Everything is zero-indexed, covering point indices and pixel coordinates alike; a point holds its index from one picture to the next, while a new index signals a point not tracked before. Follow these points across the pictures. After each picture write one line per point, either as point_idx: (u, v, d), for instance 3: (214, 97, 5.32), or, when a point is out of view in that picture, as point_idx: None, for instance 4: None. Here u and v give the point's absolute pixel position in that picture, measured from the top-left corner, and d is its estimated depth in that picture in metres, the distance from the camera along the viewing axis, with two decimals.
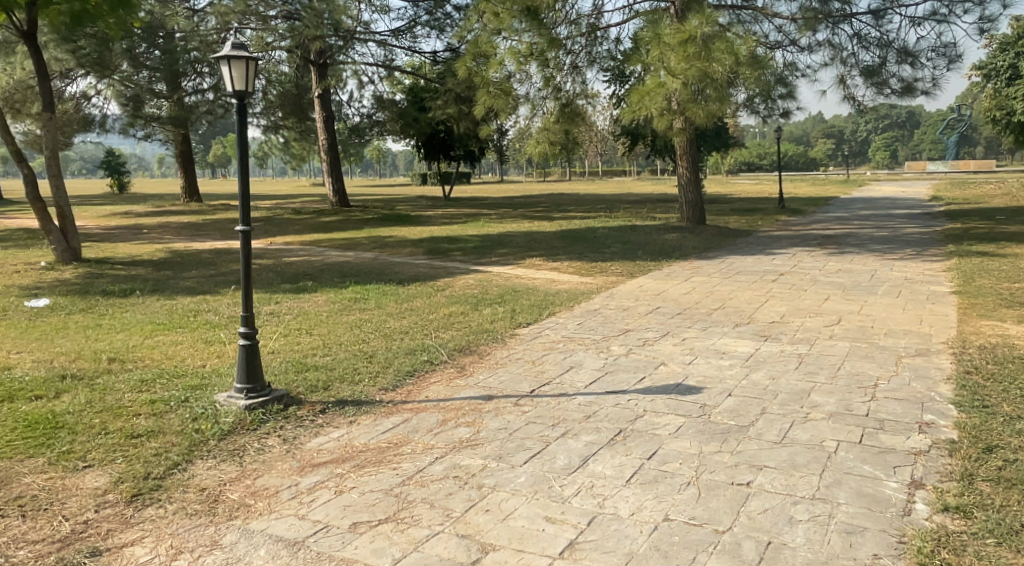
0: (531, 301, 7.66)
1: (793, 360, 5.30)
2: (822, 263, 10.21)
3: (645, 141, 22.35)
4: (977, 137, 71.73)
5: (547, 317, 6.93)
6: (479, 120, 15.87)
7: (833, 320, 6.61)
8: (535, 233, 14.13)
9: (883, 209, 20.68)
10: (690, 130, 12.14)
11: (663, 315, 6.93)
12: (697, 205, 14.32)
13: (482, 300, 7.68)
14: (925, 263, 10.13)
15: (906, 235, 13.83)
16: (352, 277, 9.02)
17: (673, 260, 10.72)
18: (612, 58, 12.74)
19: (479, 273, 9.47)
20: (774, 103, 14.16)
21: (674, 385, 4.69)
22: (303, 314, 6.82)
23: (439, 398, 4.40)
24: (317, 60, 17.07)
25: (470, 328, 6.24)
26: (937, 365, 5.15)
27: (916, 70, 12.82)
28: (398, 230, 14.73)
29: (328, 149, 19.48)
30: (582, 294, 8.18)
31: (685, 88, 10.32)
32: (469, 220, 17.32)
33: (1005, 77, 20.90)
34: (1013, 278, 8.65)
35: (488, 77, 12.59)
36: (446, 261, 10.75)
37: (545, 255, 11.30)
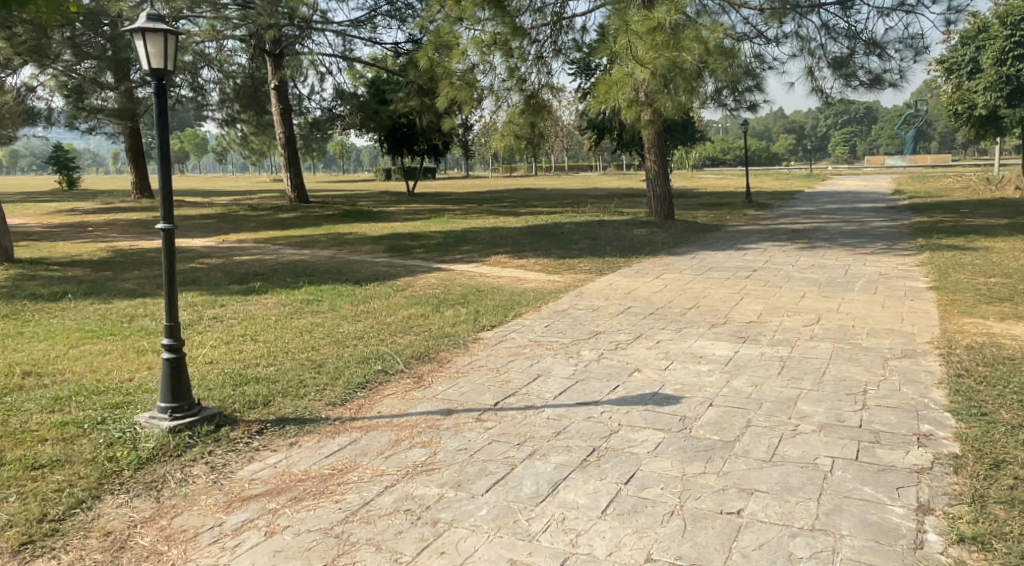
0: (496, 301, 7.25)
1: (774, 364, 4.97)
2: (794, 258, 9.96)
3: (611, 135, 22.06)
4: (933, 132, 73.16)
5: (513, 319, 6.52)
6: (441, 113, 15.39)
7: (812, 319, 6.32)
8: (500, 229, 13.71)
9: (848, 204, 20.67)
10: (659, 123, 11.80)
11: (634, 316, 6.57)
12: (665, 199, 14.03)
13: (445, 301, 7.25)
14: (897, 257, 9.95)
15: (874, 229, 13.70)
16: (306, 277, 8.51)
17: (643, 256, 10.40)
18: (578, 48, 12.34)
19: (442, 272, 9.03)
20: (741, 96, 13.91)
21: (650, 394, 4.32)
22: (250, 319, 6.31)
23: (392, 414, 3.97)
24: (273, 50, 16.57)
25: (430, 333, 5.80)
26: (926, 367, 4.86)
27: (883, 62, 12.68)
28: (358, 226, 14.20)
29: (286, 143, 18.77)
30: (550, 293, 7.79)
31: (653, 78, 9.95)
32: (433, 216, 16.86)
33: (966, 71, 20.99)
34: (987, 272, 8.47)
35: (450, 68, 12.11)
36: (407, 258, 10.29)
37: (510, 252, 10.89)
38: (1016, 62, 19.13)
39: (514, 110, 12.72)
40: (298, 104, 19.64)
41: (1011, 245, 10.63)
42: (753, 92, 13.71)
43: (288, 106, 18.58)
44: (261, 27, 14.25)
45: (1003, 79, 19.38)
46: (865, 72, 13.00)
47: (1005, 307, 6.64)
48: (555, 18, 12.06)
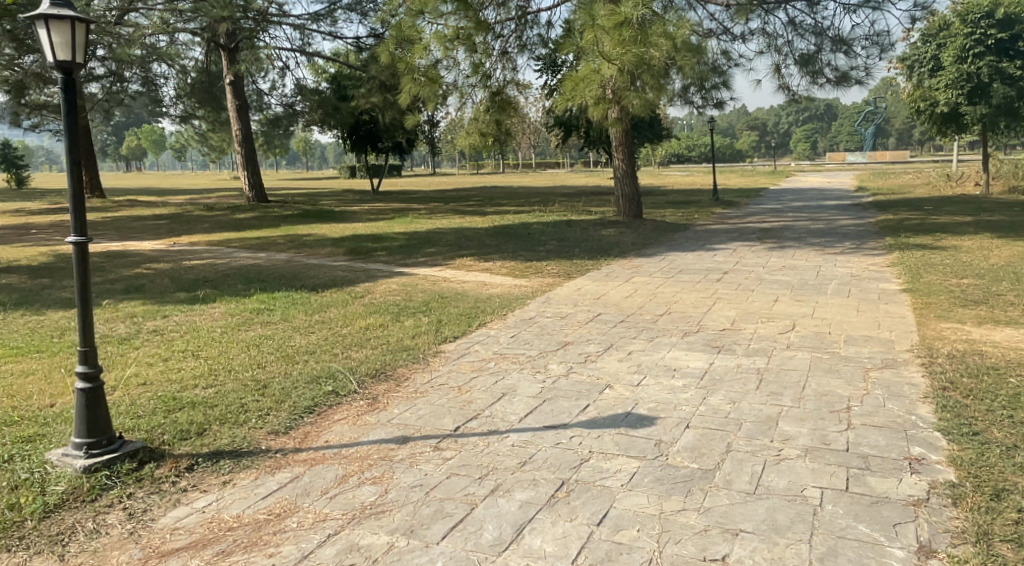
0: (460, 309, 6.90)
1: (752, 378, 4.70)
2: (765, 260, 9.78)
3: (578, 132, 21.81)
4: (891, 129, 74.47)
5: (477, 328, 6.18)
6: (404, 109, 14.98)
7: (787, 325, 6.08)
8: (465, 229, 13.35)
9: (814, 201, 20.71)
10: (627, 121, 11.54)
11: (604, 324, 6.28)
12: (633, 198, 13.79)
13: (405, 309, 6.88)
14: (866, 258, 9.81)
15: (842, 227, 13.62)
16: (259, 283, 8.08)
17: (612, 258, 10.13)
18: (544, 43, 12.01)
19: (404, 276, 8.65)
20: (708, 94, 13.74)
21: (622, 415, 4.01)
22: (193, 332, 5.89)
23: (341, 443, 3.61)
24: (228, 44, 15.99)
25: (387, 346, 5.44)
26: (909, 379, 4.62)
27: (850, 59, 12.57)
28: (319, 227, 13.73)
29: (243, 141, 18.14)
30: (516, 299, 7.46)
31: (621, 75, 9.67)
32: (396, 215, 16.45)
33: (928, 68, 21.12)
34: (958, 273, 8.35)
35: (412, 63, 11.72)
36: (368, 262, 9.89)
37: (475, 254, 10.55)
38: (977, 60, 19.37)
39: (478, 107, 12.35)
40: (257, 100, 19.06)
41: (979, 244, 10.58)
42: (720, 89, 13.54)
43: (244, 102, 17.83)
44: (214, 20, 13.67)
45: (964, 77, 19.63)
46: (832, 70, 12.89)
47: (980, 311, 6.48)
48: (519, 13, 11.71)
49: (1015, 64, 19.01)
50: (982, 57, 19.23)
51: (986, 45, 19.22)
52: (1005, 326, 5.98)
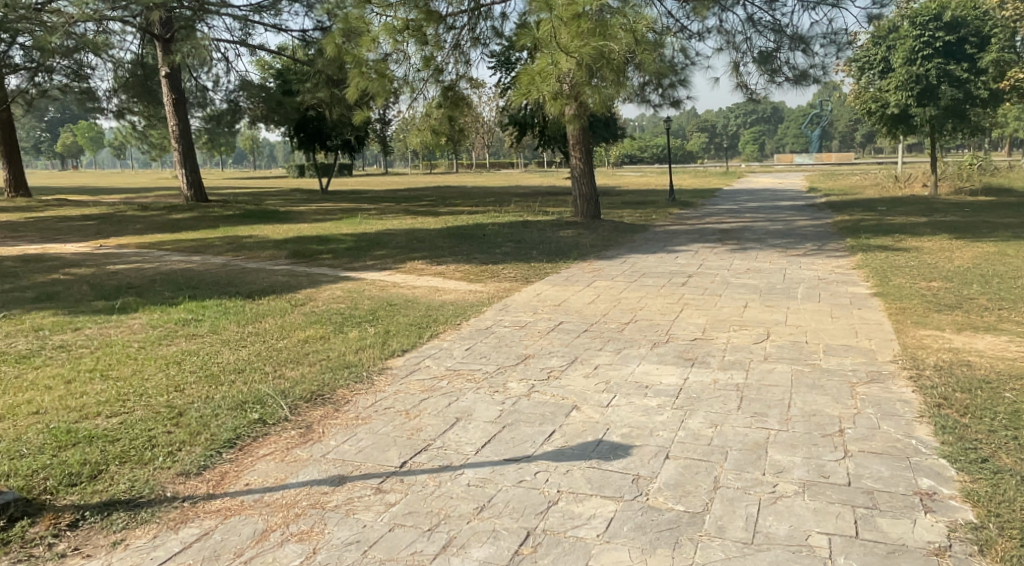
0: (410, 318, 6.34)
1: (732, 396, 4.27)
2: (728, 262, 9.45)
3: (533, 131, 21.39)
4: (835, 132, 76.10)
5: (428, 341, 5.63)
6: (352, 105, 14.34)
7: (761, 334, 5.70)
8: (417, 231, 12.78)
9: (768, 202, 20.61)
10: (586, 118, 11.14)
11: (567, 334, 5.81)
12: (591, 198, 13.39)
13: (350, 318, 6.31)
14: (830, 259, 9.55)
15: (800, 228, 13.45)
16: (189, 290, 7.41)
17: (571, 261, 9.69)
18: (498, 37, 11.51)
19: (350, 281, 8.06)
20: (666, 92, 13.42)
21: (593, 444, 3.53)
22: (107, 347, 5.23)
23: (264, 487, 3.04)
24: (164, 34, 15.12)
25: (327, 362, 4.85)
26: (900, 395, 4.25)
27: (808, 58, 12.37)
28: (261, 228, 12.99)
29: (181, 137, 17.19)
30: (472, 306, 6.95)
31: (579, 69, 9.26)
32: (344, 216, 15.77)
33: (878, 70, 21.15)
34: (925, 275, 8.11)
35: (360, 56, 11.12)
36: (312, 266, 9.26)
37: (428, 257, 9.98)
38: (926, 62, 19.54)
39: (430, 103, 11.79)
40: (198, 95, 18.10)
41: (939, 245, 10.43)
42: (677, 88, 13.24)
43: (182, 96, 16.93)
44: (146, 8, 12.81)
45: (913, 79, 19.72)
46: (791, 68, 12.68)
47: (956, 317, 6.20)
48: (473, 5, 11.17)
49: (962, 67, 19.22)
50: (931, 59, 19.43)
51: (935, 47, 19.43)
52: (985, 333, 5.70)
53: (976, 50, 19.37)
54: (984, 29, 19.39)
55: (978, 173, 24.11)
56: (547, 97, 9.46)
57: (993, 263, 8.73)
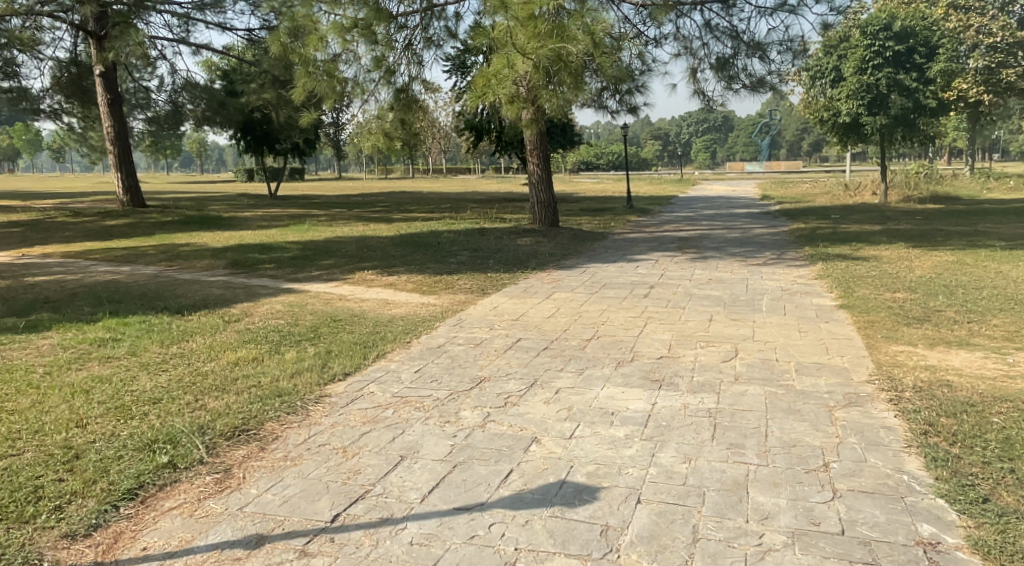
0: (355, 336, 5.86)
1: (705, 424, 3.91)
2: (689, 272, 9.17)
3: (489, 136, 21.00)
4: (784, 140, 77.49)
5: (373, 361, 5.17)
6: (299, 107, 13.75)
7: (729, 351, 5.37)
8: (368, 238, 12.26)
9: (724, 209, 20.55)
10: (543, 123, 10.79)
11: (525, 353, 5.41)
12: (549, 205, 13.03)
13: (287, 338, 5.81)
14: (791, 269, 9.35)
15: (758, 236, 13.29)
16: (113, 305, 6.80)
17: (528, 270, 9.31)
18: (451, 38, 11.09)
19: (293, 294, 7.53)
20: (623, 98, 13.16)
21: (555, 487, 3.12)
22: (7, 373, 4.66)
23: (164, 553, 2.63)
24: (98, 31, 14.30)
25: (257, 391, 4.36)
26: (882, 420, 3.93)
27: (765, 65, 12.23)
28: (201, 236, 12.31)
29: (116, 139, 16.33)
30: (423, 321, 6.50)
31: (537, 71, 8.91)
32: (292, 222, 15.13)
33: (829, 79, 21.23)
34: (889, 286, 7.92)
35: (308, 56, 10.62)
36: (252, 276, 8.69)
37: (378, 267, 9.49)
38: (876, 71, 19.72)
39: (381, 106, 11.30)
40: (140, 96, 17.21)
41: (897, 254, 10.32)
42: (635, 94, 12.99)
43: (118, 96, 16.08)
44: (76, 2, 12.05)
45: (864, 88, 19.85)
46: (748, 75, 12.52)
47: (926, 331, 5.97)
48: (426, 4, 10.73)
49: (911, 76, 19.46)
50: (881, 68, 19.64)
51: (884, 56, 19.67)
52: (959, 348, 5.47)
53: (924, 60, 19.65)
54: (931, 40, 19.68)
55: (925, 181, 24.47)
56: (502, 99, 9.08)
57: (953, 273, 8.61)
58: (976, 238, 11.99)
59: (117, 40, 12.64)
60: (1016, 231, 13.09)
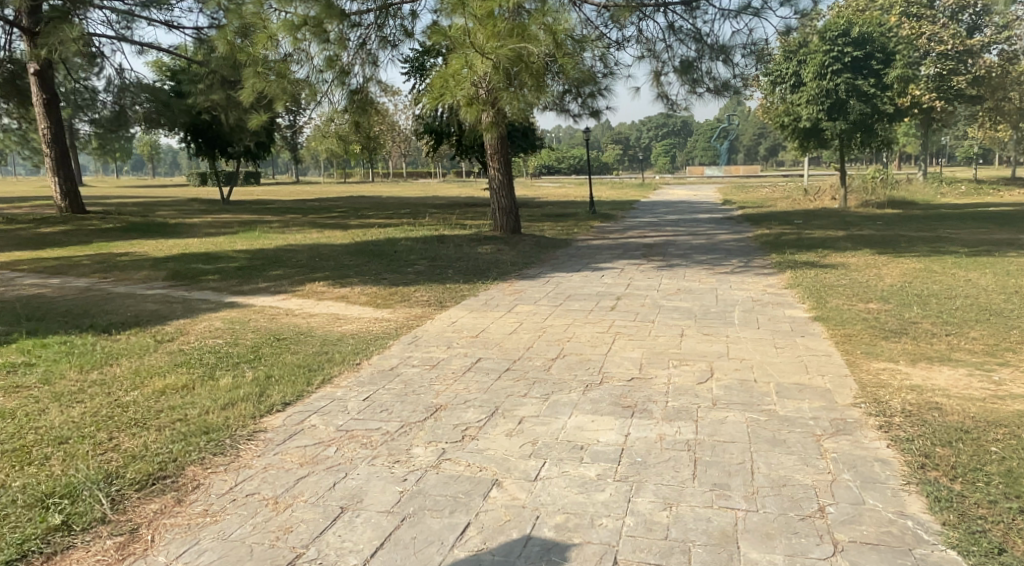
0: (300, 359, 5.40)
1: (684, 459, 3.55)
2: (656, 281, 8.86)
3: (449, 139, 20.54)
4: (742, 145, 78.34)
5: (318, 388, 4.72)
6: (249, 109, 13.14)
7: (704, 372, 5.03)
8: (322, 246, 11.73)
9: (687, 214, 20.38)
10: (504, 127, 10.40)
11: (486, 376, 5.01)
12: (510, 212, 12.64)
13: (224, 362, 5.34)
14: (759, 277, 9.08)
15: (723, 242, 13.06)
16: (33, 323, 6.24)
17: (489, 280, 8.90)
18: (408, 38, 10.62)
19: (235, 310, 7.01)
20: (586, 102, 12.84)
21: (519, 546, 2.75)
22: None
23: None
24: (31, 28, 13.47)
25: (182, 427, 3.89)
26: (876, 452, 3.61)
27: (729, 68, 12.00)
28: (143, 245, 11.66)
29: (53, 141, 15.49)
30: (376, 340, 6.06)
31: (497, 72, 8.49)
32: (242, 229, 14.50)
33: (789, 84, 21.15)
34: (861, 295, 7.67)
35: (257, 55, 10.07)
36: (192, 290, 8.15)
37: (331, 277, 9.00)
38: (835, 77, 19.73)
39: (334, 109, 10.78)
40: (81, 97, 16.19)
41: (864, 261, 10.12)
42: (597, 97, 12.67)
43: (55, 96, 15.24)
44: None
45: (823, 93, 19.83)
46: (712, 78, 12.28)
47: (904, 345, 5.69)
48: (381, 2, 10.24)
49: (870, 82, 19.49)
50: (841, 74, 19.65)
51: (843, 62, 19.64)
52: (941, 364, 5.20)
53: (881, 66, 19.70)
54: (889, 46, 19.73)
55: (882, 185, 24.62)
56: (461, 100, 8.65)
57: (923, 281, 8.40)
58: (939, 244, 11.89)
59: (49, 37, 11.89)
60: (978, 236, 13.03)
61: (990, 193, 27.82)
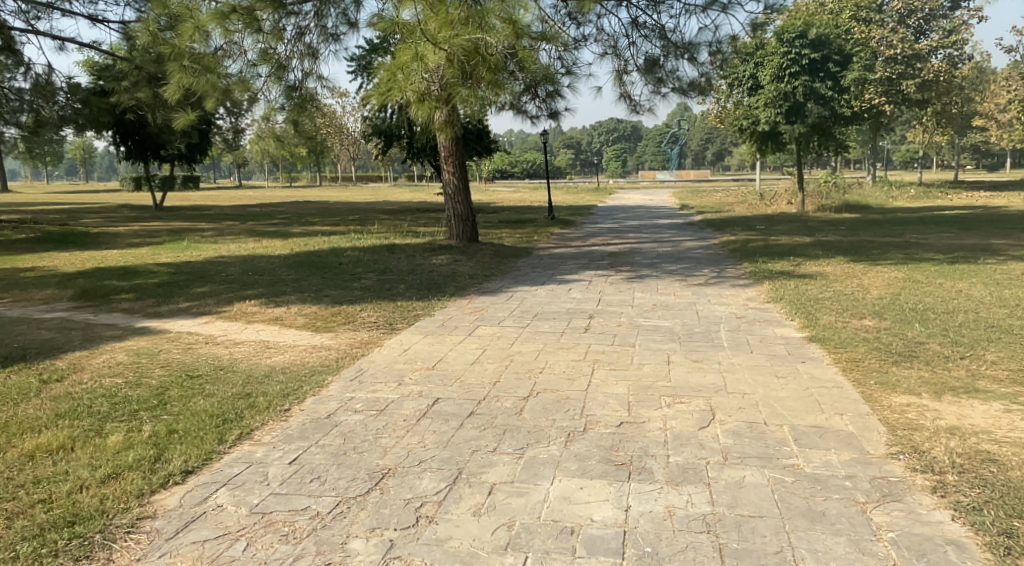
0: (213, 406, 4.56)
1: (705, 547, 2.80)
2: (627, 296, 8.12)
3: (400, 141, 19.59)
4: (692, 149, 78.74)
5: (232, 447, 3.92)
6: (175, 108, 12.01)
7: (704, 413, 4.23)
8: (258, 258, 10.78)
9: (646, 220, 19.75)
10: (457, 129, 9.59)
11: (445, 423, 4.18)
12: (466, 218, 11.76)
13: (117, 411, 4.55)
14: (737, 289, 8.40)
15: (690, 250, 12.38)
16: None
17: (444, 296, 8.07)
18: (352, 29, 9.64)
19: (144, 339, 6.30)
20: (545, 102, 12.07)
21: None
22: None
23: None
24: None
25: (46, 513, 3.15)
26: (942, 531, 2.89)
27: (695, 66, 11.32)
28: (55, 262, 10.58)
29: None
30: (311, 376, 5.22)
31: (451, 65, 7.62)
32: (172, 240, 13.41)
33: (746, 87, 20.64)
34: (853, 308, 7.00)
35: (182, 47, 8.99)
36: (98, 318, 7.23)
37: (264, 295, 8.09)
38: (792, 79, 19.20)
39: (271, 108, 9.76)
40: None
41: (842, 268, 9.49)
42: (557, 97, 11.88)
43: None
44: None
45: (781, 96, 19.30)
46: (677, 78, 11.59)
47: (921, 372, 4.98)
48: None
49: (827, 85, 19.02)
50: (798, 77, 19.11)
51: (801, 64, 19.10)
52: (972, 397, 4.48)
53: (838, 68, 19.26)
54: (846, 49, 19.33)
55: (836, 190, 24.37)
56: (410, 97, 7.89)
57: (912, 290, 7.78)
58: (913, 250, 11.37)
59: None
60: (948, 242, 12.57)
61: (940, 197, 27.88)
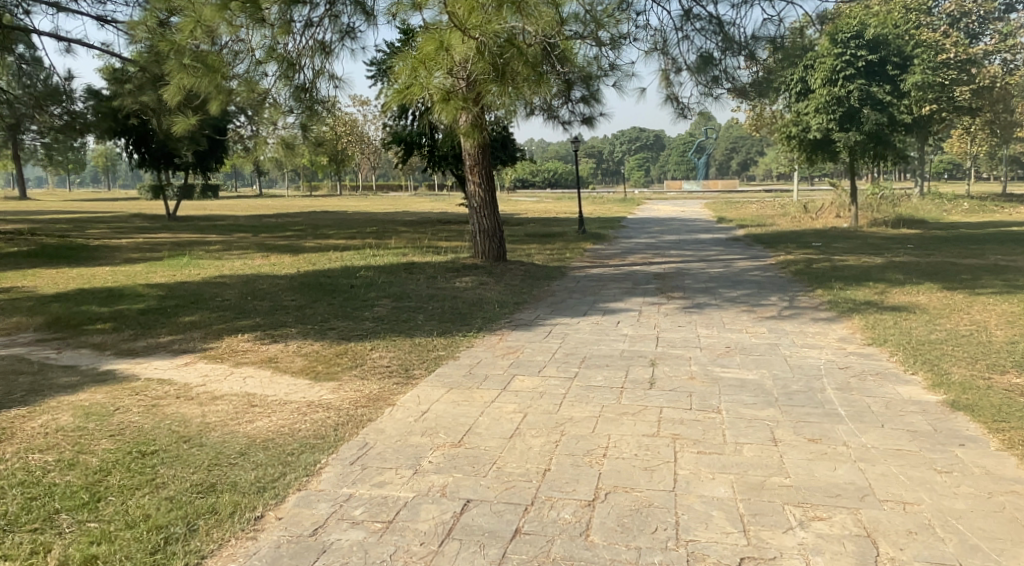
0: (160, 508, 3.29)
1: None
2: (690, 333, 6.79)
3: (421, 149, 18.39)
4: (720, 158, 76.93)
5: None
6: (176, 111, 10.76)
7: (860, 543, 2.89)
8: (261, 277, 9.59)
9: (685, 234, 18.36)
10: (486, 133, 8.31)
11: (482, 551, 2.88)
12: (494, 234, 10.47)
13: (26, 514, 3.30)
14: (822, 325, 7.01)
15: (745, 272, 11.00)
16: None
17: (471, 330, 6.80)
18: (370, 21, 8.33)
19: (104, 390, 5.08)
20: (578, 106, 10.73)
21: None
22: None
23: None
24: None
25: None
26: None
27: (755, 65, 9.92)
28: (37, 282, 9.46)
29: None
30: (299, 453, 3.93)
31: (482, 57, 6.24)
32: (174, 254, 12.29)
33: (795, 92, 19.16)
34: (986, 356, 5.60)
35: (172, 43, 7.67)
36: (59, 358, 6.02)
37: (260, 327, 6.88)
38: (847, 83, 17.75)
39: (279, 111, 8.50)
40: None
41: (939, 299, 8.07)
42: (594, 100, 10.54)
43: None
44: None
45: (834, 101, 17.86)
46: (733, 78, 10.18)
47: None
48: None
49: (884, 89, 17.61)
50: (853, 80, 17.67)
51: (856, 66, 17.69)
52: None
53: (897, 71, 17.81)
54: (906, 50, 17.87)
55: (886, 202, 22.74)
56: (433, 95, 6.30)
57: None
58: (1009, 275, 9.89)
59: None
60: None
61: (994, 210, 26.15)
